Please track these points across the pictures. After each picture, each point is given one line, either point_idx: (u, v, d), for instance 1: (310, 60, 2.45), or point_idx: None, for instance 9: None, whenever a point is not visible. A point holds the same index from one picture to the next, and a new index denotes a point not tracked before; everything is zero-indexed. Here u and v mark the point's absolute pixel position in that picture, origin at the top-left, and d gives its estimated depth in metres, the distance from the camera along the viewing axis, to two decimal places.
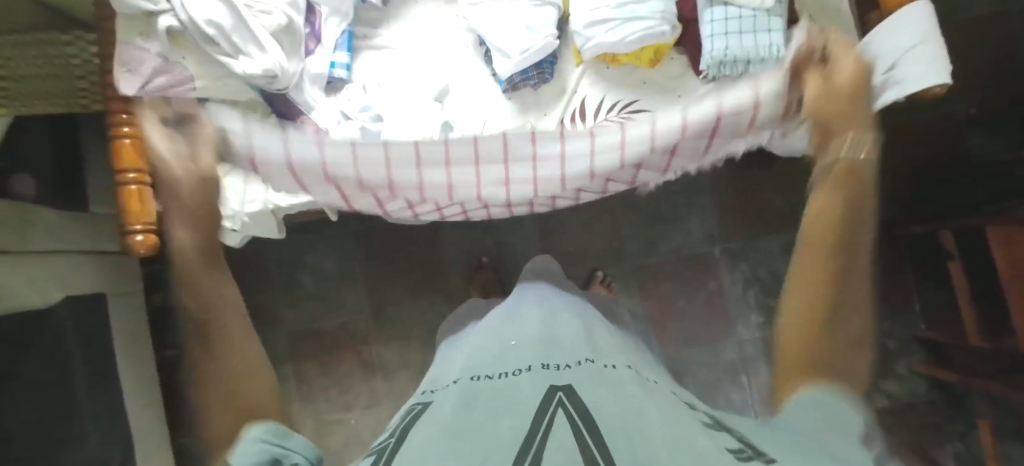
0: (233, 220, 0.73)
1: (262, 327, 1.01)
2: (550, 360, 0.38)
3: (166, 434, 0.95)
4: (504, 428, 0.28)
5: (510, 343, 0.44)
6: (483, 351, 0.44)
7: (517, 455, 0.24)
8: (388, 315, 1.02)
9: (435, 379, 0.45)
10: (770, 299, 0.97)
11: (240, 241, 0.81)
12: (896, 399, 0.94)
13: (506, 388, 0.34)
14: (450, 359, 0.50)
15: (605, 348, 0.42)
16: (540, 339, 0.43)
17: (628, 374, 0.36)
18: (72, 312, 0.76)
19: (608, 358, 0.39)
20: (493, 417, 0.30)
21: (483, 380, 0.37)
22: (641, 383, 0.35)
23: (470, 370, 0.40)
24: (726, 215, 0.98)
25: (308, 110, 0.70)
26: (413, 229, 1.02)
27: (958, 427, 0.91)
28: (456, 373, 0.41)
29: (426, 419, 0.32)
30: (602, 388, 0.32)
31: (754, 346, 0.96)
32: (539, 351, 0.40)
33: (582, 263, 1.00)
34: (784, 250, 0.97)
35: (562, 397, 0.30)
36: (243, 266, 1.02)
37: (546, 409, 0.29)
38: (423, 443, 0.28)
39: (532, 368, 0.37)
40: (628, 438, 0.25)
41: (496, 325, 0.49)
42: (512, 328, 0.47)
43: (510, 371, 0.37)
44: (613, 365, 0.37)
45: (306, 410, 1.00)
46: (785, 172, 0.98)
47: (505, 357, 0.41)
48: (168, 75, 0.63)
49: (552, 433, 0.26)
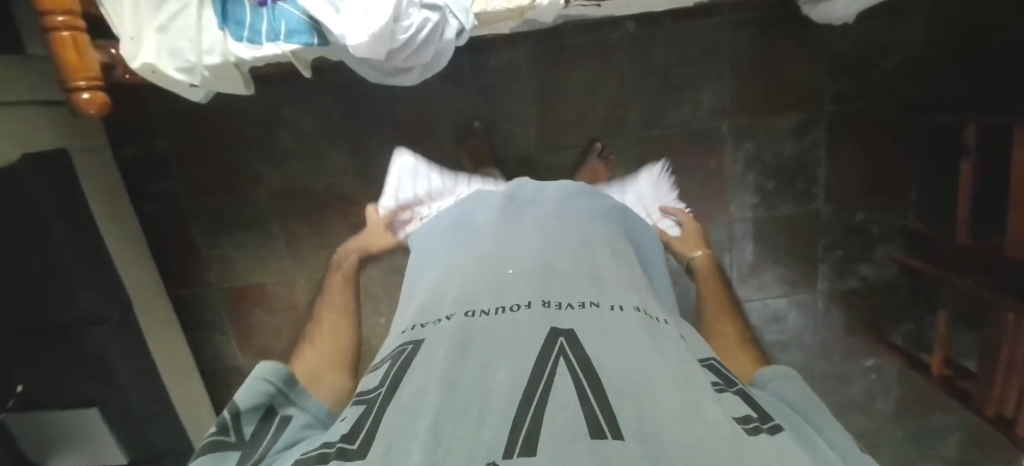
0: (193, 75, 0.63)
1: (244, 186, 0.98)
2: (551, 298, 0.36)
3: (160, 286, 0.98)
4: (503, 381, 0.27)
5: (508, 271, 0.39)
6: (478, 276, 0.39)
7: (516, 414, 0.25)
8: (376, 180, 0.98)
9: (423, 305, 0.40)
10: (769, 182, 0.94)
11: (204, 97, 0.72)
12: (865, 281, 0.98)
13: (506, 329, 0.32)
14: (439, 271, 0.45)
15: (608, 282, 0.39)
16: (541, 270, 0.39)
17: (633, 320, 0.34)
18: (35, 167, 0.72)
19: (613, 299, 0.37)
20: (491, 363, 0.29)
21: (480, 317, 0.34)
22: (645, 331, 0.33)
23: (461, 302, 0.36)
24: (742, 89, 0.90)
25: None
26: (399, 88, 0.93)
27: (916, 309, 0.97)
28: (449, 303, 0.37)
29: (421, 365, 0.31)
30: (604, 337, 0.32)
31: (743, 226, 0.96)
32: (540, 285, 0.37)
33: (580, 134, 0.94)
34: (794, 131, 0.92)
35: (562, 345, 0.30)
36: (215, 119, 0.95)
37: (547, 360, 0.29)
38: (419, 395, 0.28)
39: (531, 304, 0.34)
40: (636, 403, 0.26)
41: (492, 238, 0.45)
42: (510, 248, 0.42)
43: (506, 306, 0.35)
44: (618, 309, 0.35)
45: (298, 265, 1.03)
46: (817, 42, 0.87)
47: (503, 288, 0.37)
48: None
49: (553, 388, 0.27)
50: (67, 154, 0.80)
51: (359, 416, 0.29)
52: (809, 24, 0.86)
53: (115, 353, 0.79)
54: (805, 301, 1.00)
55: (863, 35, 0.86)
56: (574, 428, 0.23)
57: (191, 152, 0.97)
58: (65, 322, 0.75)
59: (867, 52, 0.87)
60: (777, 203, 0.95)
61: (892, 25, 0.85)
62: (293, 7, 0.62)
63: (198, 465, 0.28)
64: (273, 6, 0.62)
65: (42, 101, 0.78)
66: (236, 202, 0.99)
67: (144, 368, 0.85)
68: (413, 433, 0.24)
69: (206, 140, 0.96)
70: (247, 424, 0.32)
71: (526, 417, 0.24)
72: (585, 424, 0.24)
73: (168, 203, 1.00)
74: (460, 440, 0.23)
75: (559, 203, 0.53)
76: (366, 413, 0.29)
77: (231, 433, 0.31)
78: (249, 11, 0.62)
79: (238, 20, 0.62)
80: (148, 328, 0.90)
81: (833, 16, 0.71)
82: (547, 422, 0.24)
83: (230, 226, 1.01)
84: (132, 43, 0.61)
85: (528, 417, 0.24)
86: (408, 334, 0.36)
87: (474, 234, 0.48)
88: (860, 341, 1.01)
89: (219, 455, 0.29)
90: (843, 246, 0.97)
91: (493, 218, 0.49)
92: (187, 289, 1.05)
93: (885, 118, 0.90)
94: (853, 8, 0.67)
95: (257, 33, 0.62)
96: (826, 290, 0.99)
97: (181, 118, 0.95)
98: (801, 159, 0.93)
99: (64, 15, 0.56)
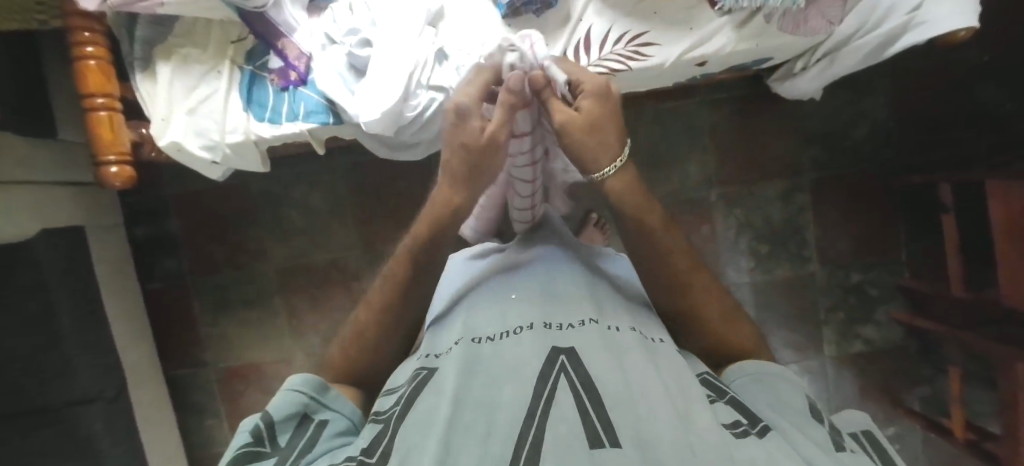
0: (214, 152, 0.68)
1: (250, 261, 1.01)
2: (553, 320, 0.41)
3: (156, 365, 0.96)
4: (509, 395, 0.32)
5: (512, 297, 0.45)
6: (485, 306, 0.45)
7: (519, 428, 0.29)
8: (380, 253, 1.01)
9: (435, 337, 0.46)
10: (762, 247, 0.97)
11: (222, 174, 0.77)
12: (871, 342, 0.97)
13: (511, 349, 0.37)
14: (452, 305, 0.51)
15: (605, 304, 0.45)
16: (540, 295, 0.45)
17: (629, 339, 0.39)
18: (52, 242, 0.74)
19: (610, 320, 0.42)
20: (497, 381, 0.34)
21: (486, 341, 0.39)
22: (640, 348, 0.38)
23: (469, 329, 0.42)
24: (726, 160, 0.96)
25: (288, 31, 0.67)
26: (404, 166, 0.99)
27: (929, 371, 0.96)
28: (458, 331, 0.43)
29: (434, 385, 0.36)
30: (601, 353, 0.36)
31: (743, 291, 0.97)
32: (542, 309, 0.42)
33: (577, 206, 0.99)
34: (780, 197, 0.96)
35: (563, 362, 0.35)
36: (228, 199, 1.00)
37: (550, 375, 0.34)
38: (431, 411, 0.33)
39: (534, 327, 0.40)
40: (634, 414, 0.30)
41: (499, 273, 0.51)
42: (515, 278, 0.48)
43: (510, 330, 0.40)
44: (615, 329, 0.40)
45: (297, 342, 1.01)
46: (790, 117, 0.95)
47: (507, 313, 0.43)
48: None
49: (556, 400, 0.31)
50: (83, 231, 0.83)
51: (374, 434, 0.35)
52: (781, 101, 0.95)
53: (103, 434, 0.75)
54: (814, 366, 0.98)
55: (831, 110, 0.94)
56: (576, 437, 0.28)
57: (202, 229, 1.01)
58: (50, 402, 0.72)
59: (837, 125, 0.94)
60: (772, 267, 0.97)
61: (855, 100, 0.93)
62: (313, 91, 0.68)
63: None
64: (294, 90, 0.68)
65: (67, 182, 0.83)
66: (241, 277, 1.01)
67: (131, 451, 0.81)
68: (427, 446, 0.29)
69: (218, 218, 1.00)
70: (281, 433, 0.38)
71: (530, 429, 0.29)
72: (585, 432, 0.28)
73: (173, 279, 1.02)
74: (470, 453, 0.28)
75: (559, 237, 0.58)
76: (382, 432, 0.34)
77: (266, 445, 0.37)
78: (272, 95, 0.68)
79: (261, 103, 0.68)
80: (140, 408, 0.87)
81: (800, 93, 0.79)
82: (551, 431, 0.29)
83: (232, 303, 1.02)
84: (162, 123, 0.66)
85: (533, 431, 0.29)
86: (420, 360, 0.43)
87: (482, 270, 0.54)
88: (879, 408, 0.97)
89: (255, 462, 0.35)
90: (844, 308, 0.97)
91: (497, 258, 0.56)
92: (182, 369, 1.03)
93: (862, 184, 0.95)
94: (817, 83, 0.73)
95: (277, 113, 0.68)
96: (833, 354, 0.98)
97: (195, 197, 1.00)
98: (790, 224, 0.97)
99: (104, 98, 0.62)
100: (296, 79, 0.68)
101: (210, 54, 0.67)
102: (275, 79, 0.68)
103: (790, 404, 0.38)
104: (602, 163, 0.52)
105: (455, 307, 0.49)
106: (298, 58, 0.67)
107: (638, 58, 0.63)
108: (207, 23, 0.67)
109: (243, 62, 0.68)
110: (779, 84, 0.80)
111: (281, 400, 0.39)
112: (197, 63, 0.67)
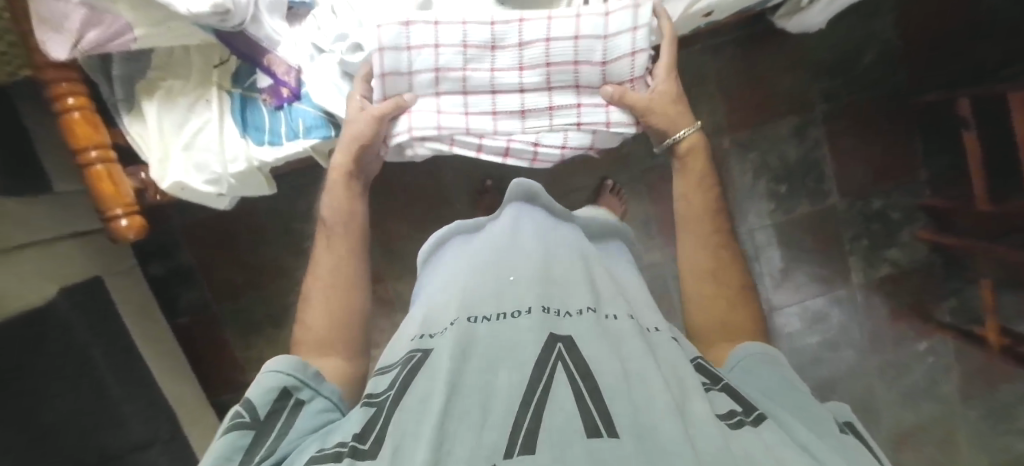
0: (219, 185, 0.65)
1: (271, 281, 1.00)
2: (550, 304, 0.41)
3: (201, 397, 0.97)
4: (504, 382, 0.33)
5: (510, 279, 0.46)
6: (482, 287, 0.45)
7: (510, 425, 0.29)
8: (398, 253, 1.00)
9: (428, 316, 0.46)
10: (781, 187, 0.95)
11: (230, 204, 0.74)
12: (897, 264, 0.98)
13: (508, 332, 0.38)
14: (443, 286, 0.51)
15: (603, 291, 0.45)
16: (538, 277, 0.45)
17: (627, 326, 0.40)
18: (70, 300, 0.73)
19: (608, 308, 0.43)
20: (492, 368, 0.35)
21: (481, 322, 0.40)
22: (637, 335, 0.39)
23: (464, 311, 0.42)
24: (735, 104, 0.93)
25: (271, 45, 0.62)
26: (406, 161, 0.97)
27: (956, 284, 0.97)
28: (453, 312, 0.43)
29: (431, 368, 0.37)
30: (599, 340, 0.37)
31: (765, 234, 0.96)
32: (539, 291, 0.43)
33: (589, 175, 0.97)
34: (794, 134, 0.94)
35: (560, 349, 0.35)
36: (236, 222, 0.98)
37: (548, 362, 0.34)
38: (426, 397, 0.34)
39: (530, 310, 0.40)
40: (630, 404, 0.31)
41: (494, 252, 0.51)
42: (510, 259, 0.49)
43: (507, 313, 0.41)
44: (614, 316, 0.41)
45: None
46: (798, 49, 0.91)
47: (504, 296, 0.43)
48: (101, 28, 0.55)
49: (552, 386, 0.32)
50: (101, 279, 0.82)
51: (369, 416, 0.36)
52: (785, 34, 0.90)
53: None
54: (843, 295, 1.00)
55: (839, 36, 0.90)
56: (574, 428, 0.29)
57: (215, 256, 0.99)
58: (112, 451, 0.70)
59: (846, 51, 0.90)
60: (794, 205, 0.96)
61: (864, 22, 0.89)
62: (308, 105, 0.65)
63: (220, 443, 0.37)
64: (289, 107, 0.66)
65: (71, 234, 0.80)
66: (265, 298, 1.01)
67: None
68: (419, 434, 0.30)
69: (228, 243, 0.99)
70: (262, 405, 0.40)
71: (525, 418, 0.30)
72: (580, 422, 0.29)
73: (198, 311, 1.01)
74: (463, 443, 0.29)
75: (552, 219, 0.58)
76: (376, 414, 0.35)
77: (247, 414, 0.39)
78: (267, 116, 0.66)
79: (258, 126, 0.66)
80: (197, 442, 0.88)
81: (810, 25, 0.75)
82: (546, 421, 0.29)
83: (262, 324, 1.02)
84: (161, 164, 0.63)
85: (527, 421, 0.29)
86: (414, 341, 0.43)
87: (474, 252, 0.54)
88: (904, 327, 1.00)
89: (238, 432, 0.38)
90: (868, 234, 0.97)
91: (486, 241, 0.55)
92: (225, 394, 1.04)
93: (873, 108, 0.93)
94: (826, 13, 0.70)
95: (277, 134, 0.65)
96: (860, 280, 0.99)
97: (201, 227, 0.98)
98: (807, 161, 0.94)
99: (97, 149, 0.59)
100: (291, 92, 0.65)
101: (194, 84, 0.64)
102: (267, 99, 0.65)
103: (793, 391, 0.39)
104: (677, 126, 0.55)
105: (448, 286, 0.49)
106: (288, 72, 0.64)
107: None
108: (182, 52, 0.64)
109: (230, 86, 0.66)
110: (782, 21, 0.77)
111: (263, 378, 0.42)
112: (182, 96, 0.64)
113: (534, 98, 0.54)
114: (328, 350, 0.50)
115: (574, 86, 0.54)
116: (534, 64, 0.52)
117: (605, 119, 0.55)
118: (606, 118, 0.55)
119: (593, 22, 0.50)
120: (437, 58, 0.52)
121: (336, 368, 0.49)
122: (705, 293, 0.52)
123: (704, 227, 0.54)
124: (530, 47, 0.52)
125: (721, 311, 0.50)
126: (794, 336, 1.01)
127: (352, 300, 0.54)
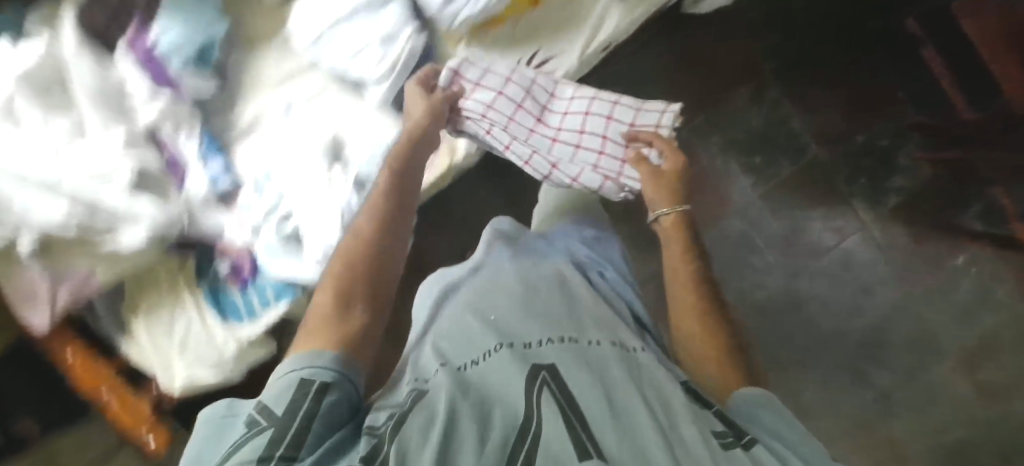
0: (217, 372, 0.67)
1: None
2: (525, 339, 0.35)
3: None
4: (493, 435, 0.26)
5: (490, 317, 0.39)
6: (457, 332, 0.38)
7: None
8: None
9: (406, 370, 0.37)
10: (754, 157, 0.92)
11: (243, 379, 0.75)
12: (905, 189, 0.92)
13: (491, 375, 0.31)
14: (415, 345, 0.43)
15: (585, 318, 0.39)
16: (517, 312, 0.39)
17: (607, 352, 0.33)
18: None
19: (592, 332, 0.36)
20: (484, 418, 0.27)
21: (465, 370, 0.33)
22: (620, 359, 0.33)
23: (445, 360, 0.35)
24: (679, 96, 0.91)
25: (218, 233, 0.64)
26: None
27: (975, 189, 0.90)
28: (433, 360, 0.35)
29: (411, 415, 0.28)
30: (583, 366, 0.31)
31: (754, 208, 0.94)
32: (515, 329, 0.36)
33: None
34: (752, 102, 0.90)
35: (544, 380, 0.29)
36: None
37: (531, 396, 0.28)
38: (407, 443, 0.25)
39: (511, 345, 0.34)
40: (639, 451, 0.24)
41: (471, 296, 0.44)
42: (483, 298, 0.42)
43: (488, 351, 0.34)
44: (596, 343, 0.35)
45: None
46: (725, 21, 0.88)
47: (481, 336, 0.36)
48: (67, 287, 0.60)
49: (540, 433, 0.25)
50: None
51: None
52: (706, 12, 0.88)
53: None
54: (859, 238, 0.95)
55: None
56: None
57: None
58: None
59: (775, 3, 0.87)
60: (774, 171, 0.93)
61: None
62: (268, 276, 0.66)
63: None
64: (253, 282, 0.68)
65: None
66: None
67: None
68: None
69: None
70: (272, 413, 0.28)
71: None
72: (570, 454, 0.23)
73: None
74: None
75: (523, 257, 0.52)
76: None
77: (263, 416, 0.27)
78: (238, 296, 0.68)
79: (233, 308, 0.68)
80: None
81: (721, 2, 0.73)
82: None
83: None
84: (165, 374, 0.67)
85: None
86: (408, 386, 0.34)
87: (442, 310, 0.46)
88: (938, 244, 0.93)
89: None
90: (864, 171, 0.92)
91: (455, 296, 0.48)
92: None
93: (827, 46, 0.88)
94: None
95: (251, 310, 0.68)
96: (872, 217, 0.94)
97: None
98: (773, 124, 0.91)
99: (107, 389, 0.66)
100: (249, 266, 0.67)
101: (167, 294, 0.69)
102: (232, 282, 0.68)
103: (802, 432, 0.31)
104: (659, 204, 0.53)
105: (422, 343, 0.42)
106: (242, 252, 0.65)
107: (541, 83, 0.62)
108: (150, 270, 0.69)
109: (197, 282, 0.69)
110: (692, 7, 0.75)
111: (206, 428, 0.30)
112: (160, 310, 0.69)
113: (565, 144, 0.60)
114: (348, 303, 0.37)
115: (602, 136, 0.60)
116: (581, 120, 0.61)
117: (617, 170, 0.58)
118: (619, 169, 0.58)
119: (622, 109, 0.60)
120: (496, 91, 0.60)
121: (320, 320, 0.35)
122: (692, 333, 0.43)
123: (687, 265, 0.49)
124: (575, 106, 0.61)
125: (708, 341, 0.42)
126: (822, 293, 0.96)
127: (381, 272, 0.41)
